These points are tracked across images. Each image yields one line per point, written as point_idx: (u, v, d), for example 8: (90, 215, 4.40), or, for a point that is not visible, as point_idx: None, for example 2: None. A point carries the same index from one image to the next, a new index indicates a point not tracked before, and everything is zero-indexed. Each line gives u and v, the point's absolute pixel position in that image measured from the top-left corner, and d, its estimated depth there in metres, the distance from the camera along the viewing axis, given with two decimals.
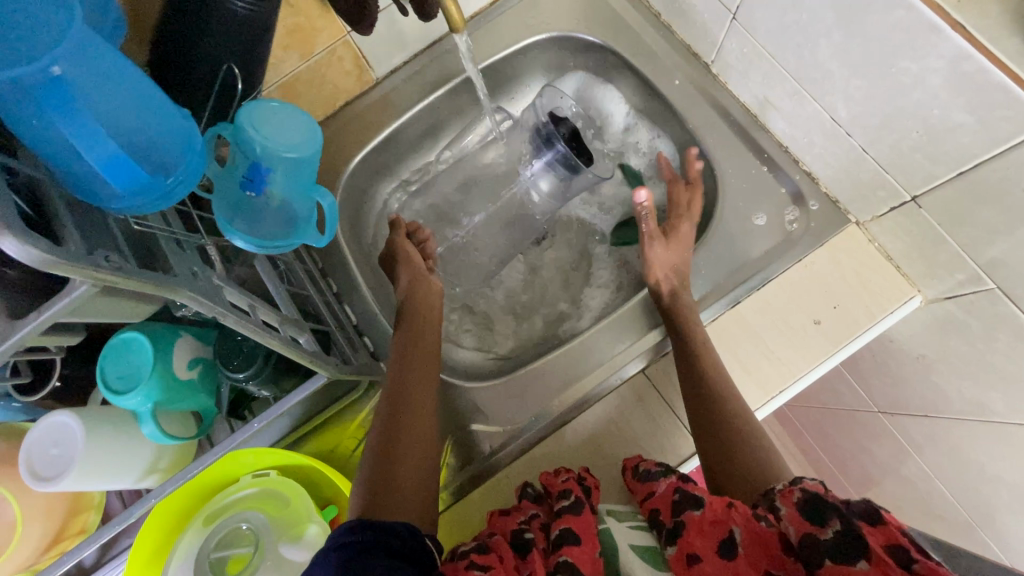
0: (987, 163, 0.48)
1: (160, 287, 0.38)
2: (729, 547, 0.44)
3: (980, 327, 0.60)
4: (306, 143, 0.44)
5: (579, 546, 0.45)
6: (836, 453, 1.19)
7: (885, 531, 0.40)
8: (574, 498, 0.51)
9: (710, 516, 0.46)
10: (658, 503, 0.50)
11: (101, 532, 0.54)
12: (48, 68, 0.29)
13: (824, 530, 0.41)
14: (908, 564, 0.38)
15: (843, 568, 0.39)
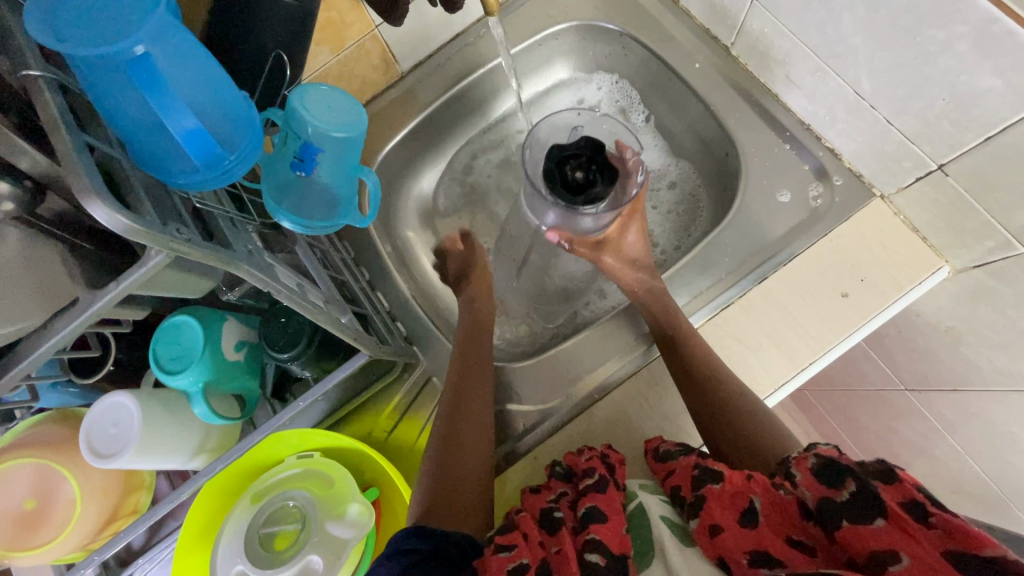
0: (1016, 126, 0.49)
1: (223, 260, 0.40)
2: (751, 516, 0.45)
3: (1010, 294, 0.61)
4: (353, 123, 0.46)
5: (605, 523, 0.45)
6: (862, 435, 1.19)
7: (901, 488, 0.40)
8: (597, 475, 0.51)
9: (730, 489, 0.47)
10: (679, 479, 0.52)
11: (155, 509, 0.57)
12: (131, 46, 0.30)
13: (840, 492, 0.41)
14: (926, 517, 0.38)
15: (861, 528, 0.40)
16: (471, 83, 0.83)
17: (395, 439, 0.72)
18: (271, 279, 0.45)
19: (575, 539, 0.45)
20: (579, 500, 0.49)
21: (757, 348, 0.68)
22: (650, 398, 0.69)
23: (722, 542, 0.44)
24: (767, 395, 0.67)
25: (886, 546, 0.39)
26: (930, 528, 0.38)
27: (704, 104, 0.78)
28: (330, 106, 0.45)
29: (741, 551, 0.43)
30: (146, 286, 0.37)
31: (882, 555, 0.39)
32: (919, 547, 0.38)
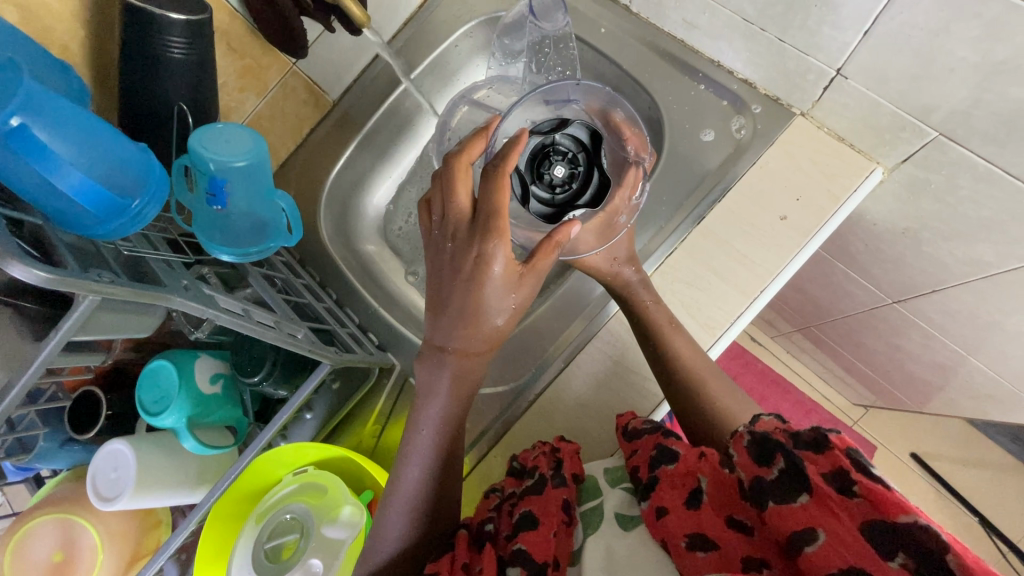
0: (885, 12, 0.50)
1: (154, 297, 0.44)
2: (695, 498, 0.48)
3: (943, 180, 0.60)
4: (252, 149, 0.51)
5: (534, 530, 0.48)
6: (872, 362, 1.15)
7: (829, 458, 0.44)
8: (538, 476, 0.54)
9: (681, 469, 0.50)
10: (637, 460, 0.54)
11: (170, 541, 0.61)
12: (7, 121, 0.38)
13: (771, 471, 0.45)
14: (848, 487, 0.42)
15: (785, 508, 0.43)
16: (398, 98, 0.85)
17: (384, 443, 0.78)
18: (209, 306, 0.49)
19: (507, 547, 0.48)
20: (518, 505, 0.52)
21: (707, 287, 0.68)
22: (616, 356, 0.71)
23: (666, 524, 0.47)
24: (726, 330, 0.67)
25: (807, 524, 0.42)
26: (851, 498, 0.41)
27: (617, 65, 0.80)
28: (227, 140, 0.50)
29: (681, 534, 0.46)
30: (85, 328, 0.42)
31: (804, 533, 0.42)
32: (838, 523, 0.41)
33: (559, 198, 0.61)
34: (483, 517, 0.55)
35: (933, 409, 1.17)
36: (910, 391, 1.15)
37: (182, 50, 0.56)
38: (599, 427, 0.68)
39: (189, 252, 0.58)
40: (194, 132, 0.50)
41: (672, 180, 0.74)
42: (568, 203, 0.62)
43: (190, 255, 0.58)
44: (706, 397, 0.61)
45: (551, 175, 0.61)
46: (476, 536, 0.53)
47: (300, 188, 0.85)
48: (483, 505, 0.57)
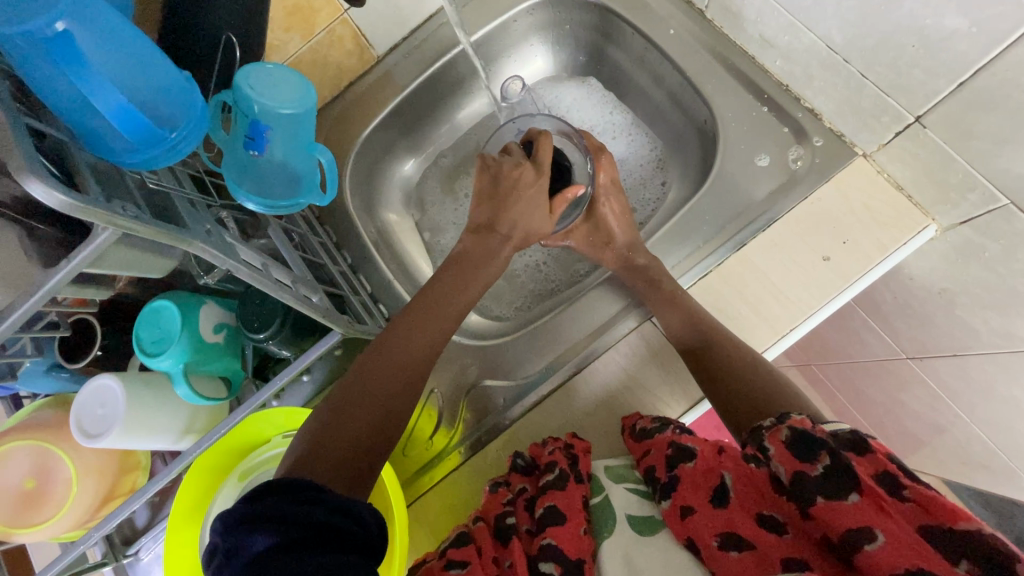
0: (989, 66, 0.47)
1: (174, 237, 0.41)
2: (722, 496, 0.45)
3: (999, 248, 0.58)
4: (299, 100, 0.48)
5: (563, 526, 0.45)
6: (866, 411, 1.15)
7: (873, 460, 0.40)
8: (560, 470, 0.52)
9: (702, 466, 0.48)
10: (652, 460, 0.52)
11: (148, 487, 0.58)
12: (51, 24, 0.33)
13: (815, 467, 0.40)
14: (898, 490, 0.38)
15: (836, 504, 0.38)
16: (445, 64, 0.82)
17: None
18: (230, 257, 0.46)
19: (533, 543, 0.45)
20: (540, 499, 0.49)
21: (734, 316, 0.67)
22: (630, 370, 0.69)
23: (693, 523, 0.45)
24: None
25: (860, 522, 0.37)
26: (903, 502, 0.37)
27: (680, 71, 0.76)
28: (275, 83, 0.47)
29: (711, 534, 0.43)
30: (99, 263, 0.39)
31: (859, 532, 0.37)
32: (894, 523, 0.37)
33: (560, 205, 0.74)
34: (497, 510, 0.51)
35: (913, 465, 1.17)
36: (898, 445, 1.15)
37: None
38: (600, 438, 0.67)
39: (213, 195, 0.54)
40: (243, 68, 0.47)
41: (719, 199, 0.71)
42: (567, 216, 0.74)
43: (213, 198, 0.54)
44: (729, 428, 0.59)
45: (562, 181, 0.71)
46: (494, 527, 0.48)
47: (330, 142, 0.81)
48: (494, 499, 0.53)
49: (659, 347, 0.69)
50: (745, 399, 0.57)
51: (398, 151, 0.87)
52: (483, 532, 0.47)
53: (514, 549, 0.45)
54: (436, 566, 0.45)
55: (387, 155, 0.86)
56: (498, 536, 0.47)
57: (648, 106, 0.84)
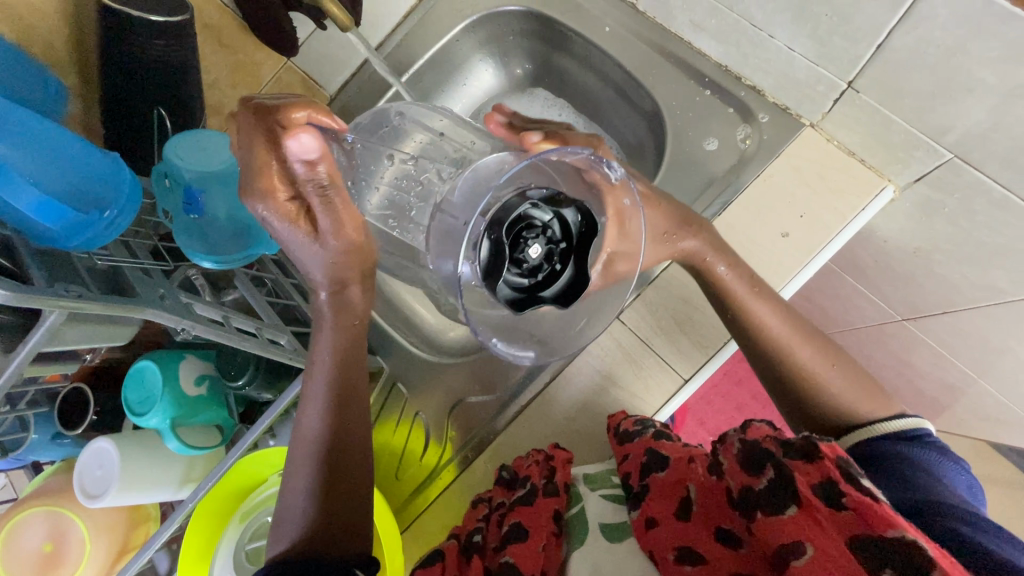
0: (902, 24, 0.46)
1: (123, 308, 0.44)
2: (685, 508, 0.43)
3: (957, 202, 0.57)
4: (225, 156, 0.51)
5: (523, 542, 0.44)
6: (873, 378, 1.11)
7: (820, 468, 0.37)
8: (530, 486, 0.51)
9: (672, 477, 0.46)
10: (629, 466, 0.50)
11: (155, 537, 0.61)
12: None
13: (760, 480, 0.38)
14: (836, 500, 0.35)
15: (774, 517, 0.36)
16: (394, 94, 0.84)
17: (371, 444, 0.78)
18: (184, 317, 0.49)
19: (494, 560, 0.45)
20: (508, 517, 0.48)
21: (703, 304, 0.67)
22: (604, 371, 0.69)
23: (654, 535, 0.43)
24: (721, 349, 0.65)
25: (793, 538, 0.35)
26: (840, 512, 0.35)
27: (621, 66, 0.76)
28: (202, 149, 0.50)
29: (669, 546, 0.41)
30: (56, 341, 0.42)
31: (790, 546, 0.35)
32: (826, 538, 0.34)
33: (541, 286, 0.41)
34: (471, 527, 0.51)
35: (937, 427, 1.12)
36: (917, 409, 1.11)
37: (162, 49, 0.57)
38: (584, 440, 0.68)
39: (169, 258, 0.57)
40: (170, 139, 0.50)
41: (674, 186, 0.71)
42: (571, 286, 0.42)
43: (171, 261, 0.57)
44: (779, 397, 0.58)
45: (508, 226, 0.40)
46: (464, 545, 0.49)
47: None
48: (471, 516, 0.54)
49: (631, 344, 0.68)
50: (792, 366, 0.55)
51: None
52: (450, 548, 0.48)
53: (474, 567, 0.45)
54: None
55: None
56: (462, 553, 0.47)
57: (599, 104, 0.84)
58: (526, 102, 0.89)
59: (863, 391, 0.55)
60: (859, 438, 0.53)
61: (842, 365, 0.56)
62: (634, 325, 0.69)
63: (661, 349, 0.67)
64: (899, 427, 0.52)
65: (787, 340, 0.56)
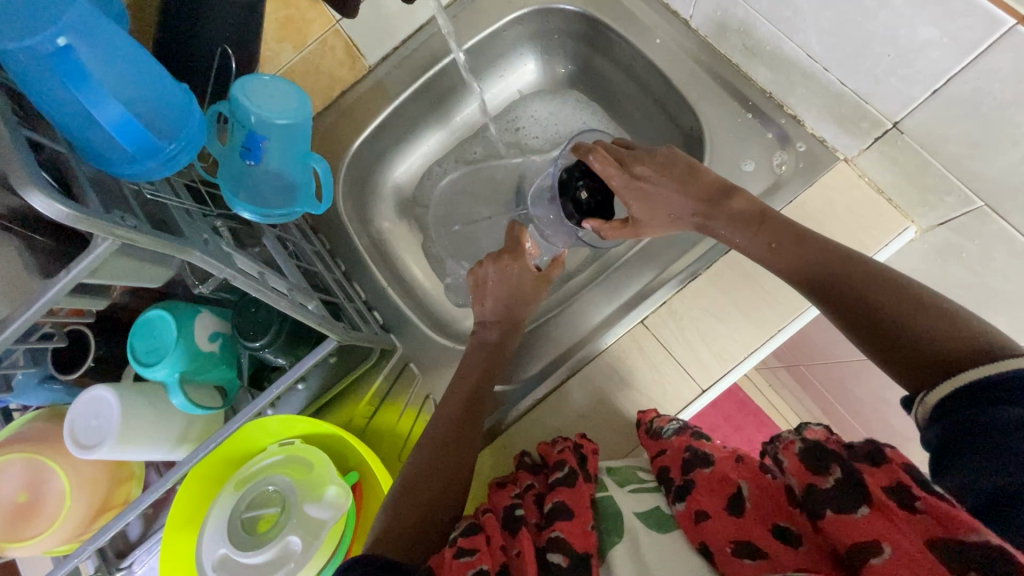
0: (959, 75, 0.49)
1: (172, 247, 0.41)
2: (736, 505, 0.45)
3: (976, 249, 0.60)
4: (296, 109, 0.52)
5: (571, 520, 0.47)
6: (842, 413, 1.16)
7: (888, 470, 0.39)
8: (567, 469, 0.53)
9: (717, 473, 0.48)
10: (668, 461, 0.53)
11: (142, 498, 0.58)
12: (53, 40, 0.35)
13: (825, 479, 0.40)
14: (909, 502, 0.37)
15: (846, 517, 0.38)
16: (437, 73, 0.84)
17: (375, 426, 0.74)
18: (227, 265, 0.46)
19: (541, 536, 0.47)
20: (550, 496, 0.51)
21: (726, 317, 0.69)
22: (622, 372, 0.70)
23: (705, 527, 0.45)
24: (738, 363, 0.68)
25: (870, 536, 0.37)
26: (915, 513, 0.36)
27: (667, 78, 0.78)
28: (269, 94, 0.51)
29: (725, 539, 0.43)
30: (97, 273, 0.40)
31: (867, 545, 0.37)
32: (905, 537, 0.36)
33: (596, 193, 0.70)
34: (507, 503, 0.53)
35: None
36: None
37: None
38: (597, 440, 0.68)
39: (209, 205, 0.55)
40: (238, 80, 0.50)
41: None
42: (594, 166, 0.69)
43: (209, 208, 0.55)
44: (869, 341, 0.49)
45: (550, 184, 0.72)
46: (504, 519, 0.50)
47: (324, 151, 0.82)
48: (503, 495, 0.56)
49: (653, 348, 0.70)
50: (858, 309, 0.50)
51: (389, 160, 0.89)
52: (492, 521, 0.49)
53: (523, 539, 0.47)
54: (445, 553, 0.46)
55: (378, 163, 0.88)
56: (507, 527, 0.49)
57: (636, 114, 0.86)
58: (557, 106, 0.91)
59: (936, 316, 0.46)
60: (943, 393, 0.42)
61: (927, 306, 0.47)
62: (656, 330, 0.70)
63: (681, 355, 0.69)
64: (983, 376, 0.40)
65: (847, 280, 0.52)
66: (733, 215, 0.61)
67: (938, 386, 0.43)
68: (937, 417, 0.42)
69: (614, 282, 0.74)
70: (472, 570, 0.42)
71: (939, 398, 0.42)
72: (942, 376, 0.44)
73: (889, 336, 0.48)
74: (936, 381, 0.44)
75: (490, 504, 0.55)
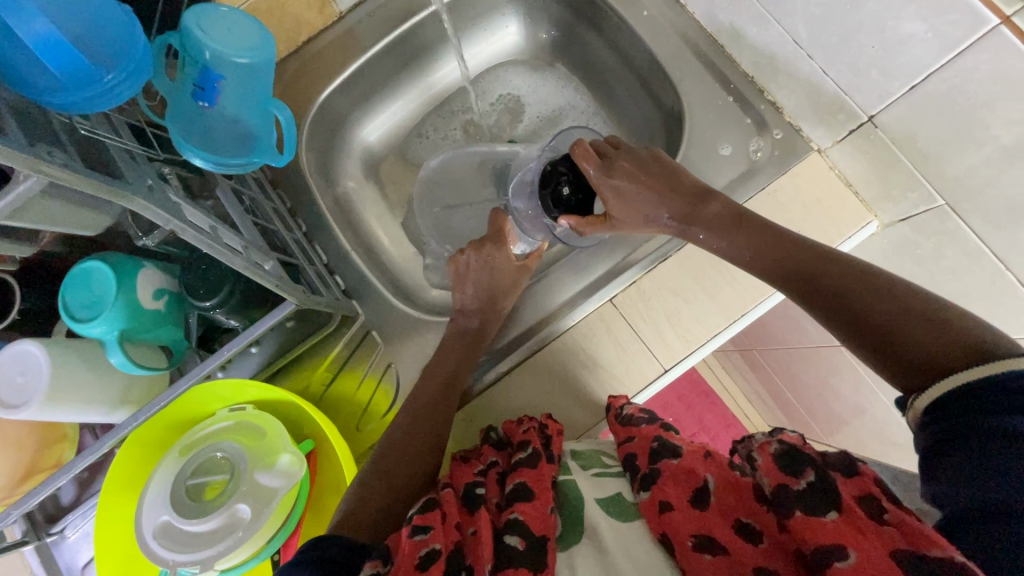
0: (939, 73, 0.49)
1: (111, 192, 0.37)
2: (701, 498, 0.46)
3: (930, 246, 0.62)
4: (255, 45, 0.49)
5: (530, 503, 0.47)
6: (787, 396, 1.21)
7: (859, 483, 0.40)
8: (530, 450, 0.54)
9: (685, 465, 0.49)
10: (634, 448, 0.55)
11: (76, 460, 0.53)
12: None
13: (799, 482, 0.42)
14: (880, 515, 0.38)
15: (814, 519, 0.39)
16: (411, 27, 0.79)
17: (332, 393, 0.72)
18: (176, 217, 0.42)
19: (500, 517, 0.47)
20: (511, 475, 0.51)
21: (692, 300, 0.69)
22: (587, 350, 0.70)
23: (669, 519, 0.46)
24: (701, 346, 0.69)
25: (836, 540, 0.38)
26: (883, 525, 0.37)
27: (652, 53, 0.76)
28: (229, 29, 0.48)
29: (687, 533, 0.44)
30: (17, 215, 0.35)
31: (833, 548, 0.38)
32: (870, 545, 0.37)
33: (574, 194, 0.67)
34: (468, 480, 0.53)
35: None
36: None
37: None
38: (559, 416, 0.68)
39: (156, 147, 0.51)
40: (189, 9, 0.47)
41: None
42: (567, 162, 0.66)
43: (155, 150, 0.51)
44: (871, 333, 0.47)
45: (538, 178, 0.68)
46: (463, 496, 0.50)
47: (286, 101, 0.76)
48: (465, 470, 0.55)
49: (620, 327, 0.70)
50: (858, 304, 0.48)
51: (356, 116, 0.84)
52: (450, 497, 0.49)
53: (479, 518, 0.46)
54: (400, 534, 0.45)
55: (344, 119, 0.83)
56: (464, 505, 0.48)
57: (615, 89, 0.84)
58: (535, 75, 0.88)
59: (926, 317, 0.45)
60: (932, 396, 0.42)
61: (906, 296, 0.47)
62: (624, 308, 0.70)
63: (646, 335, 0.69)
64: (979, 375, 0.40)
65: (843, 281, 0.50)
66: (711, 218, 0.60)
67: (928, 388, 0.43)
68: (929, 420, 0.42)
69: (586, 261, 0.74)
70: (426, 549, 0.42)
71: (927, 403, 0.42)
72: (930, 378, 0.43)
73: (878, 335, 0.47)
74: (927, 380, 0.43)
75: (449, 477, 0.55)
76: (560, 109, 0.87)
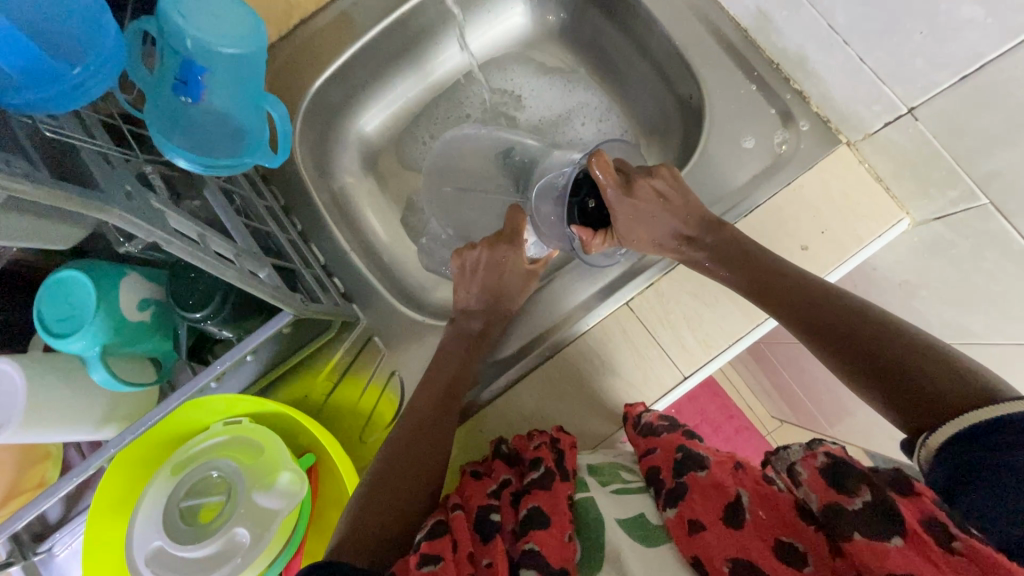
0: (996, 62, 0.45)
1: (81, 203, 0.32)
2: (736, 515, 0.43)
3: (969, 247, 0.58)
4: (245, 35, 0.44)
5: (546, 529, 0.44)
6: (796, 391, 1.18)
7: (921, 504, 0.38)
8: (544, 468, 0.50)
9: (713, 479, 0.46)
10: (656, 461, 0.51)
11: (59, 484, 0.49)
12: None
13: (853, 501, 0.39)
14: (949, 542, 0.36)
15: (878, 545, 0.37)
16: (412, 9, 0.73)
17: (333, 403, 0.68)
18: (160, 227, 0.37)
19: (516, 545, 0.44)
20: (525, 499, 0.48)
21: (713, 303, 0.66)
22: (602, 355, 0.66)
23: (702, 540, 0.42)
24: (722, 352, 0.65)
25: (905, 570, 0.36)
26: (952, 554, 0.35)
27: (670, 37, 0.71)
28: (213, 14, 0.43)
29: (722, 558, 0.41)
30: None
31: None
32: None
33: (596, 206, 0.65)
34: (480, 502, 0.49)
35: None
36: None
37: None
38: (573, 425, 0.65)
39: (135, 147, 0.46)
40: None
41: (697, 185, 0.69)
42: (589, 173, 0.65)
43: (135, 152, 0.46)
44: (877, 381, 0.47)
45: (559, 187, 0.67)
46: (475, 520, 0.46)
47: (277, 89, 0.71)
48: (477, 489, 0.52)
49: (636, 332, 0.66)
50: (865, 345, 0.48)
51: (353, 106, 0.78)
52: (462, 524, 0.45)
53: (495, 547, 0.43)
54: (408, 560, 0.42)
55: (340, 109, 0.77)
56: (477, 530, 0.45)
57: (628, 76, 0.79)
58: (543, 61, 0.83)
59: (937, 357, 0.44)
60: (945, 435, 0.40)
61: (933, 348, 0.46)
62: (641, 312, 0.67)
63: (665, 341, 0.66)
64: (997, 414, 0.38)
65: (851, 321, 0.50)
66: (718, 245, 0.62)
67: (940, 427, 0.41)
68: (940, 460, 0.40)
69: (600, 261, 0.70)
70: None
71: (940, 442, 0.40)
72: (940, 418, 0.41)
73: (887, 372, 0.46)
74: (937, 421, 0.41)
75: (461, 496, 0.52)
76: (571, 102, 0.82)
